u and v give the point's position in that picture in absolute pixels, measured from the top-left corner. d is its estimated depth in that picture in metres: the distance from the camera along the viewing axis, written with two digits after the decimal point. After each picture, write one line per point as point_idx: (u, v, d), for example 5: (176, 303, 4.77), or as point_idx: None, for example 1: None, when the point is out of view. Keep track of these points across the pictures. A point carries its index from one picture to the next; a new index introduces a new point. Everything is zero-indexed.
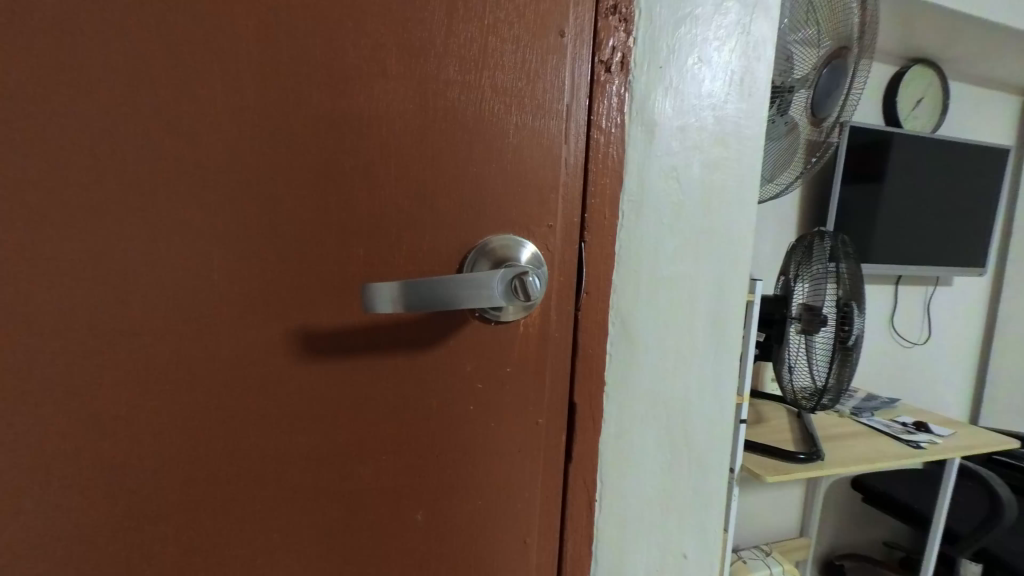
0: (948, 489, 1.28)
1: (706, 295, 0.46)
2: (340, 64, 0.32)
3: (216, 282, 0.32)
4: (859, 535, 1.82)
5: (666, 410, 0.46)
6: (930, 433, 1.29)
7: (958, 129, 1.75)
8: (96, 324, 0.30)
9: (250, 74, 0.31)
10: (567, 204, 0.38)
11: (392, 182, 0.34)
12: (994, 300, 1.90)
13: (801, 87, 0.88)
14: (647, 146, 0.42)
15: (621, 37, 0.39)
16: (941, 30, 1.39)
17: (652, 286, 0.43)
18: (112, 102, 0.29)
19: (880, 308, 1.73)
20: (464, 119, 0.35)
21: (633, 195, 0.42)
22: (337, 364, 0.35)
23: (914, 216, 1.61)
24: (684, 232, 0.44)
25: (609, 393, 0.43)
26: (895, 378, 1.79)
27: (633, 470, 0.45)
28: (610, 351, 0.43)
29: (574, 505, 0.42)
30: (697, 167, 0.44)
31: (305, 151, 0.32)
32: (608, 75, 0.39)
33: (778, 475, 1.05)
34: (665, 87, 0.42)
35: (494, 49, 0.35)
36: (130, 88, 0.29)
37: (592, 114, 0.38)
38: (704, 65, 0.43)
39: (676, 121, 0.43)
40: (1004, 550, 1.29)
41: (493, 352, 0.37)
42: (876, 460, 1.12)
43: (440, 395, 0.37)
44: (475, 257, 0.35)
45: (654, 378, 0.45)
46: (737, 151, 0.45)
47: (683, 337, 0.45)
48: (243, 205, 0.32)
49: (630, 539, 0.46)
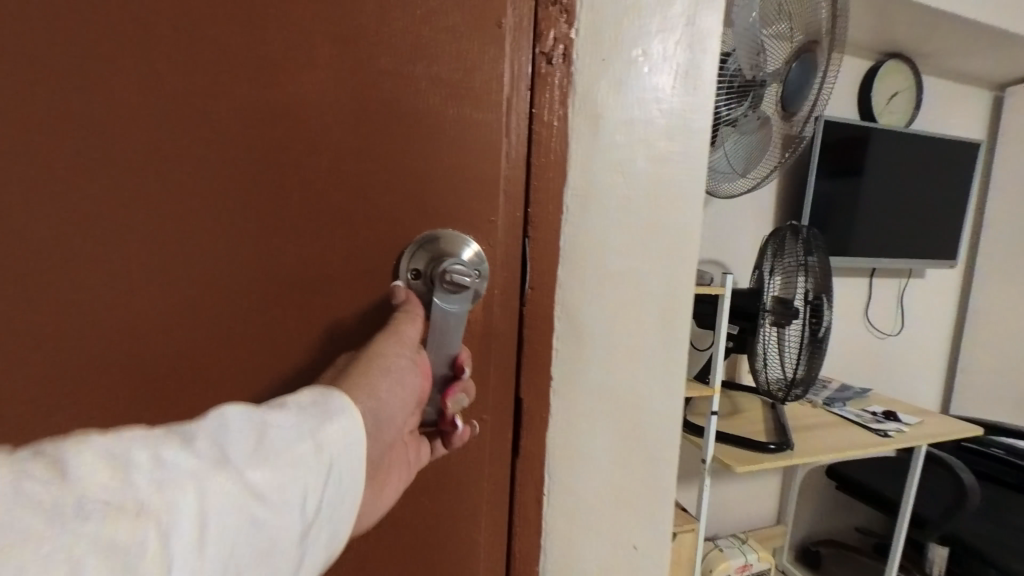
0: (915, 475, 1.32)
1: (655, 290, 0.43)
2: (270, 56, 0.31)
3: (138, 279, 0.31)
4: (834, 522, 1.87)
5: (616, 404, 0.44)
6: (897, 422, 1.32)
7: (933, 124, 1.77)
8: (25, 319, 0.30)
9: (167, 63, 0.30)
10: (514, 195, 0.37)
11: (325, 176, 0.33)
12: (965, 290, 1.94)
13: (772, 81, 0.98)
14: (593, 139, 0.40)
15: (563, 28, 0.37)
16: (915, 24, 1.40)
17: (599, 281, 0.41)
18: (36, 83, 0.28)
19: (854, 301, 1.76)
20: (402, 111, 0.34)
21: (578, 190, 0.40)
22: (275, 362, 0.34)
23: (888, 210, 1.63)
24: (630, 224, 0.42)
25: (555, 389, 0.42)
26: (868, 369, 1.83)
27: (582, 465, 0.43)
28: (557, 348, 0.41)
29: (524, 499, 0.42)
30: (644, 160, 0.41)
31: (234, 140, 0.31)
32: (549, 66, 0.37)
33: (747, 465, 1.06)
34: (610, 80, 0.40)
35: (428, 39, 0.34)
36: (54, 70, 0.28)
37: (534, 107, 0.37)
38: (649, 59, 0.40)
39: (622, 115, 0.40)
40: (970, 534, 1.31)
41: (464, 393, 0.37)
42: (842, 449, 1.15)
43: (407, 446, 0.35)
44: (413, 250, 0.35)
45: (602, 373, 0.43)
46: (685, 147, 0.42)
47: (633, 331, 0.43)
48: (169, 198, 0.31)
49: (578, 533, 0.44)
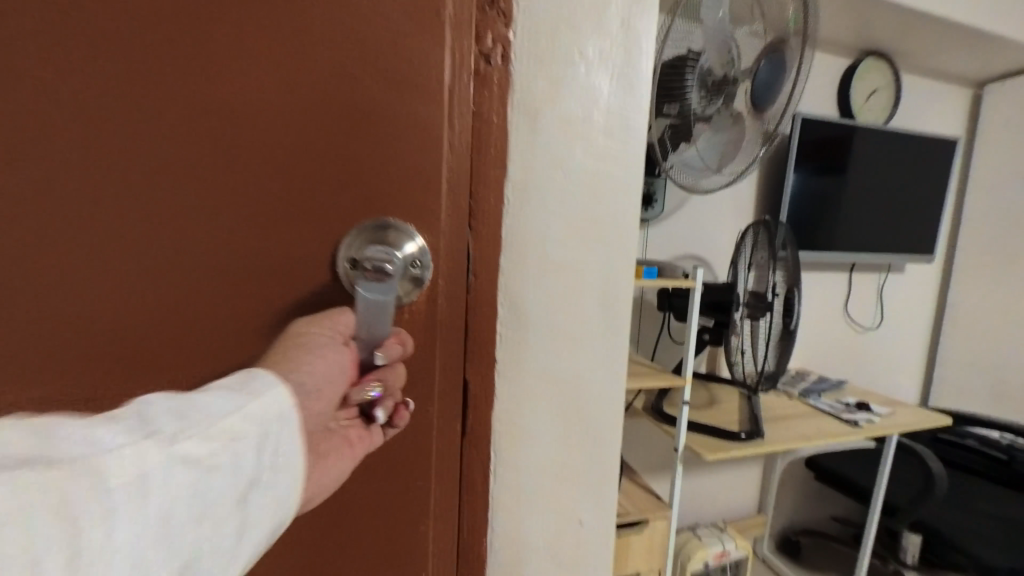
0: (885, 464, 1.36)
1: (595, 278, 0.46)
2: (207, 45, 0.32)
3: (77, 262, 0.31)
4: (814, 511, 1.91)
5: (559, 386, 0.46)
6: (869, 412, 1.35)
7: (911, 121, 1.80)
8: None
9: (102, 50, 0.30)
10: (458, 187, 0.39)
11: (266, 163, 0.34)
12: (943, 284, 1.97)
13: (743, 78, 1.02)
14: (531, 135, 0.42)
15: (501, 31, 0.40)
16: (891, 22, 1.42)
17: (540, 270, 0.44)
18: None
19: (834, 295, 1.80)
20: (343, 100, 0.35)
21: (518, 183, 0.42)
22: (218, 345, 0.35)
23: (867, 206, 1.65)
24: (570, 216, 0.44)
25: (500, 370, 0.44)
26: (848, 363, 1.87)
27: (527, 443, 0.46)
28: (501, 332, 0.44)
29: (471, 476, 0.44)
30: (581, 155, 0.43)
31: (171, 125, 0.32)
32: (488, 66, 0.39)
33: (716, 452, 1.09)
34: (548, 79, 0.42)
35: (367, 30, 0.35)
36: None
37: (475, 104, 0.39)
38: (586, 59, 0.42)
39: (560, 113, 0.42)
40: (939, 521, 1.34)
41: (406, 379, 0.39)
42: (810, 437, 1.18)
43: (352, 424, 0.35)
44: (355, 239, 0.36)
45: (545, 356, 0.45)
46: (622, 143, 0.45)
47: (575, 317, 0.46)
48: (105, 183, 0.31)
49: (526, 507, 0.47)
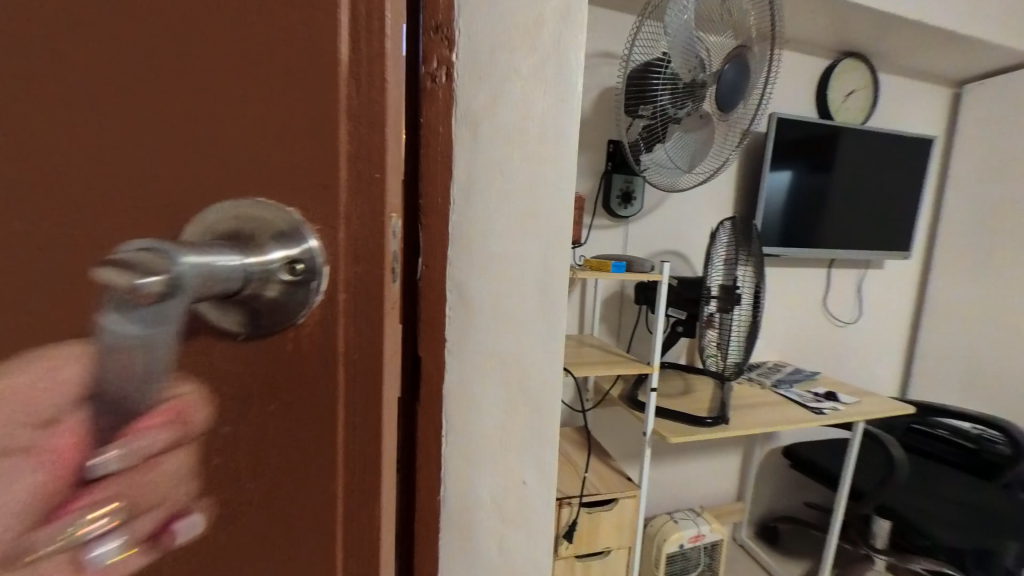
0: (852, 451, 1.42)
1: (533, 269, 0.52)
2: None
3: None
4: (792, 499, 1.97)
5: (502, 363, 0.53)
6: (834, 401, 1.42)
7: (891, 120, 1.85)
8: None
9: None
10: (367, 154, 0.26)
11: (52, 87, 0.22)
12: (923, 280, 2.02)
13: (711, 82, 1.07)
14: (473, 143, 0.48)
15: (446, 52, 0.45)
16: (866, 25, 1.46)
17: (483, 261, 0.50)
18: None
19: (813, 290, 1.85)
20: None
21: (463, 186, 0.49)
22: None
23: (845, 203, 1.69)
24: (510, 214, 0.50)
25: (450, 349, 0.51)
26: (828, 356, 1.92)
27: (475, 412, 0.52)
28: (450, 315, 0.50)
29: (424, 439, 0.49)
30: (519, 161, 0.50)
31: None
32: (434, 83, 0.45)
33: (681, 435, 1.15)
34: (487, 95, 0.48)
35: None
36: None
37: (422, 116, 0.45)
38: (521, 78, 0.49)
39: (498, 125, 0.49)
40: (906, 507, 1.38)
41: (231, 445, 0.25)
42: (774, 423, 1.25)
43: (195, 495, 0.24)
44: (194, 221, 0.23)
45: (489, 336, 0.52)
46: (556, 151, 0.51)
47: (516, 301, 0.52)
48: None
49: (474, 468, 0.53)
